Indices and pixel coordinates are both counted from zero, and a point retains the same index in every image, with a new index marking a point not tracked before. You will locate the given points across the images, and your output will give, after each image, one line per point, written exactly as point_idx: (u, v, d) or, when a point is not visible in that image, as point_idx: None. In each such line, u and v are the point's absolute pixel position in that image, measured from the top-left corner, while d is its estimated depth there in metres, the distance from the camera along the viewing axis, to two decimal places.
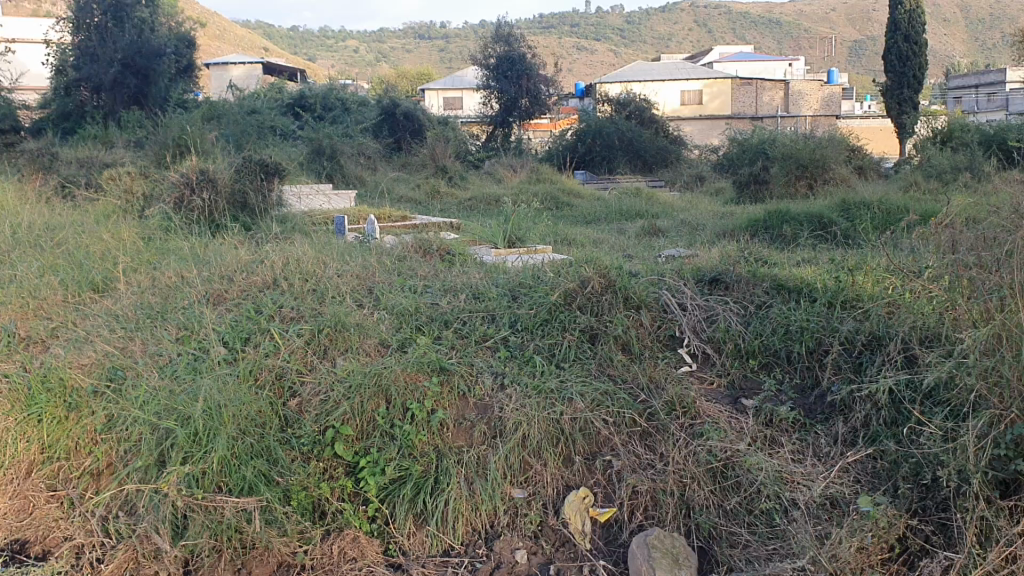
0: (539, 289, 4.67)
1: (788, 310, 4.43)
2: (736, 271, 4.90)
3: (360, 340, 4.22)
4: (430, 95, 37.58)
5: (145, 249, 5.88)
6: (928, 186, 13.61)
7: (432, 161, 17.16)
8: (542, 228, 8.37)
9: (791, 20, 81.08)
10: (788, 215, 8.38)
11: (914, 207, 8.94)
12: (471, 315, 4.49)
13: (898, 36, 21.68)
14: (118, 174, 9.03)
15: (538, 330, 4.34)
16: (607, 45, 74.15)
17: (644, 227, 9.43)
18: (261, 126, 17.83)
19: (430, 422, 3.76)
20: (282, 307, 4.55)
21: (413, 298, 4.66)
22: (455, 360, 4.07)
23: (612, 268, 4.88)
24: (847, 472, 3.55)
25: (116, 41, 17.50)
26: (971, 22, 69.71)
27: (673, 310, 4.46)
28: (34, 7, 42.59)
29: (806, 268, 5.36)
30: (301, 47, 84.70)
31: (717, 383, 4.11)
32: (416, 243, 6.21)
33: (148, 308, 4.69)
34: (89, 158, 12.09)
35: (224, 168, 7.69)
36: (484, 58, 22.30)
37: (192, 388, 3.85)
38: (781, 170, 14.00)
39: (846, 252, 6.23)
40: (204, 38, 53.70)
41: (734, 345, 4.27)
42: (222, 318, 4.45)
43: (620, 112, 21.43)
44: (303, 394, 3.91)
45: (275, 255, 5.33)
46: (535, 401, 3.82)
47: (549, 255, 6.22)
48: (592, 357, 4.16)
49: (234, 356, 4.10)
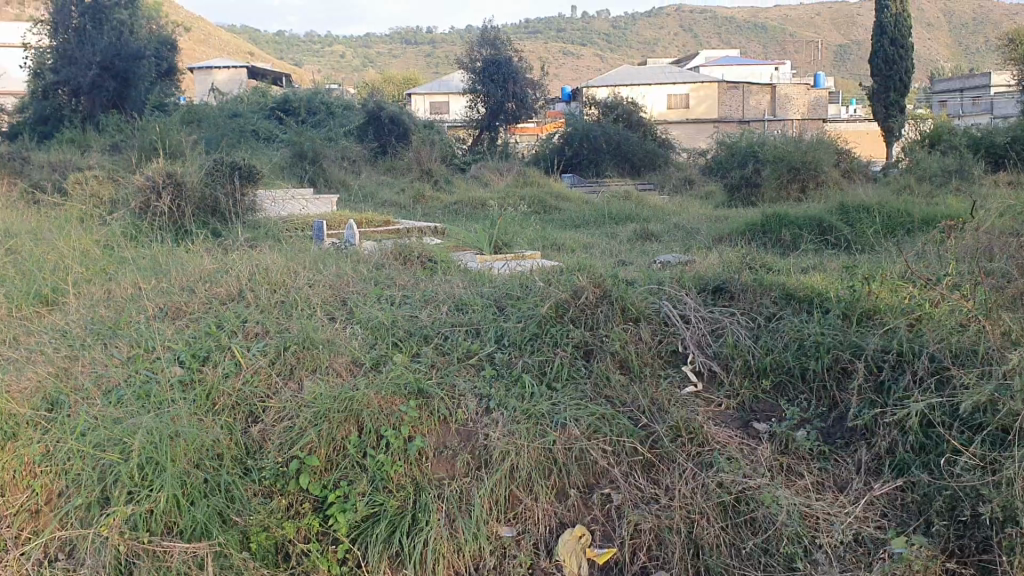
0: (527, 300, 4.27)
1: (800, 323, 4.05)
2: (741, 280, 4.51)
3: (331, 358, 3.80)
4: (417, 99, 37.24)
5: (103, 258, 5.46)
6: (920, 189, 13.31)
7: (417, 165, 16.76)
8: (529, 232, 7.99)
9: (776, 24, 81.00)
10: (786, 218, 8.01)
11: (914, 210, 8.60)
12: (454, 328, 4.08)
13: (884, 40, 21.41)
14: (83, 178, 8.58)
15: (528, 345, 3.93)
16: (593, 49, 73.97)
17: (636, 232, 9.05)
18: (243, 131, 17.38)
19: (407, 451, 3.36)
20: (246, 322, 4.12)
21: (389, 310, 4.25)
22: (436, 381, 3.66)
23: (607, 277, 4.48)
24: (876, 506, 3.17)
25: (94, 44, 16.96)
26: (956, 26, 69.87)
27: (674, 323, 4.05)
28: (18, 11, 41.84)
29: (815, 276, 4.99)
30: (288, 53, 84.06)
31: (725, 405, 3.71)
32: (396, 249, 5.80)
33: (100, 324, 4.25)
34: (61, 162, 11.62)
35: (194, 171, 7.28)
36: (470, 62, 21.91)
37: (139, 416, 3.42)
38: (773, 173, 13.66)
39: (853, 258, 5.87)
40: (189, 42, 53.18)
41: (744, 361, 3.87)
42: (180, 334, 4.02)
43: (607, 114, 21.08)
44: (267, 421, 3.49)
45: (242, 265, 4.91)
46: (525, 426, 3.42)
47: (537, 261, 5.83)
48: (587, 376, 3.75)
49: (189, 378, 3.67)
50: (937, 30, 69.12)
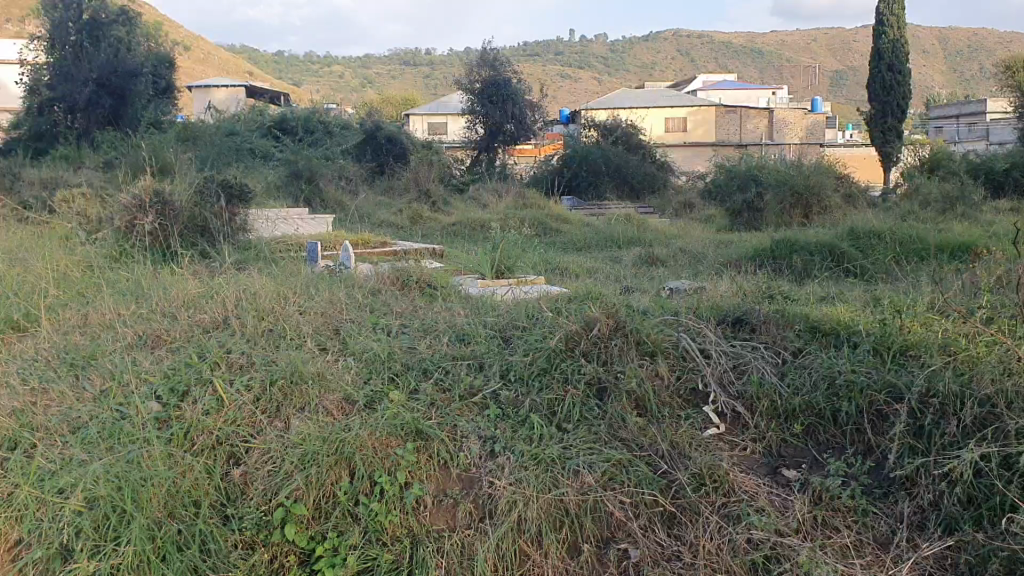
0: (536, 331, 3.95)
1: (829, 359, 3.75)
2: (762, 311, 4.21)
3: (322, 394, 3.49)
4: (414, 120, 37.00)
5: (82, 281, 5.14)
6: (924, 215, 13.04)
7: (415, 185, 16.48)
8: (531, 255, 7.69)
9: (773, 49, 81.26)
10: (797, 243, 7.69)
11: (926, 236, 8.31)
12: (455, 363, 3.76)
13: (882, 66, 21.30)
14: (71, 196, 8.27)
15: (535, 381, 3.61)
16: (590, 72, 73.93)
17: (640, 256, 8.75)
18: (239, 149, 17.10)
19: (404, 499, 3.05)
20: (229, 353, 3.80)
21: (386, 342, 3.94)
22: (435, 422, 3.34)
23: (620, 306, 4.17)
24: (923, 568, 2.86)
25: (91, 61, 16.70)
26: (950, 54, 70.11)
27: (694, 358, 3.73)
28: (19, 28, 41.51)
29: (838, 307, 4.70)
30: (287, 71, 83.99)
31: (751, 450, 3.40)
32: (392, 274, 5.49)
33: (73, 353, 3.93)
34: (52, 179, 11.30)
35: (182, 189, 6.98)
36: (469, 83, 21.65)
37: (107, 460, 3.08)
38: (775, 198, 13.39)
39: (869, 288, 5.60)
40: (186, 60, 53.09)
41: (771, 402, 3.56)
42: (159, 366, 3.70)
43: (607, 136, 20.82)
44: (248, 463, 3.17)
45: (228, 289, 4.61)
46: (533, 473, 3.11)
47: (543, 288, 5.55)
48: (601, 417, 3.42)
49: (166, 415, 3.36)
50: (932, 56, 69.29)
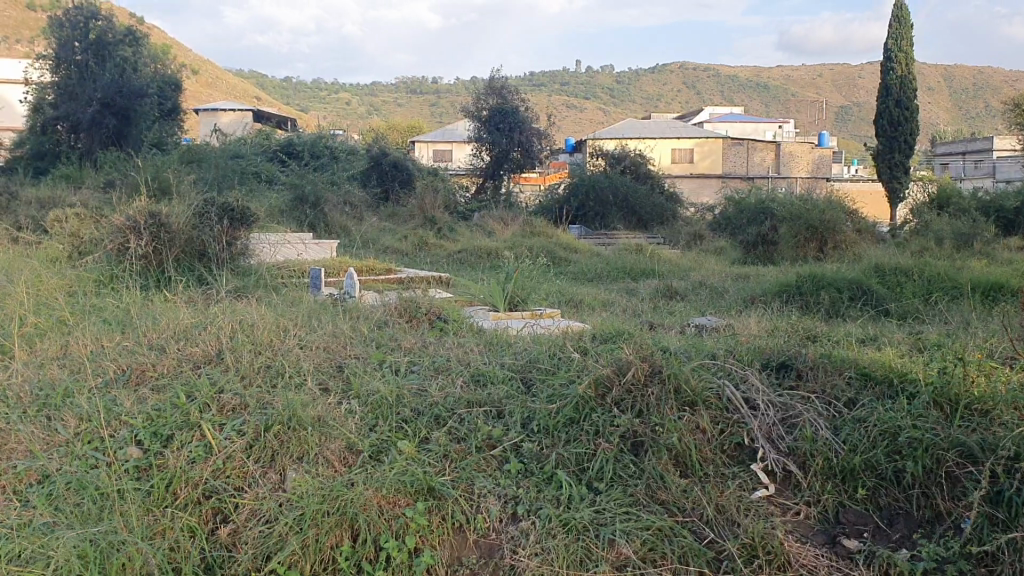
0: (562, 374, 3.56)
1: (888, 413, 3.35)
2: (809, 355, 3.82)
3: (322, 442, 3.08)
4: (420, 147, 36.82)
5: (64, 308, 4.76)
6: (940, 252, 12.66)
7: (420, 212, 16.14)
8: (545, 286, 7.32)
9: (778, 84, 81.18)
10: (823, 279, 7.29)
11: (954, 274, 7.92)
12: (471, 409, 3.38)
13: (890, 101, 21.03)
14: (64, 218, 7.92)
15: (562, 433, 3.22)
16: (597, 102, 73.83)
17: (657, 289, 8.36)
18: (243, 172, 16.78)
19: (413, 568, 2.66)
20: (221, 393, 3.40)
21: (394, 382, 3.55)
22: (449, 479, 2.94)
23: (654, 347, 3.78)
24: None
25: (97, 81, 16.44)
26: (956, 92, 69.93)
27: (738, 409, 3.35)
28: (29, 48, 41.48)
29: (887, 351, 4.30)
30: (295, 97, 83.96)
31: (805, 515, 3.02)
32: (401, 304, 5.11)
33: (47, 389, 3.54)
34: (51, 199, 10.95)
35: (180, 210, 6.60)
36: (476, 110, 21.34)
37: (67, 524, 2.70)
38: (790, 231, 12.98)
39: (908, 330, 5.21)
40: (194, 84, 53.10)
41: (826, 459, 3.18)
42: (141, 406, 3.30)
43: (614, 166, 20.51)
44: (237, 520, 2.79)
45: (224, 319, 4.24)
46: (561, 542, 2.71)
47: (561, 323, 5.19)
48: (638, 476, 3.03)
49: (146, 463, 2.98)
50: (937, 92, 69.35)
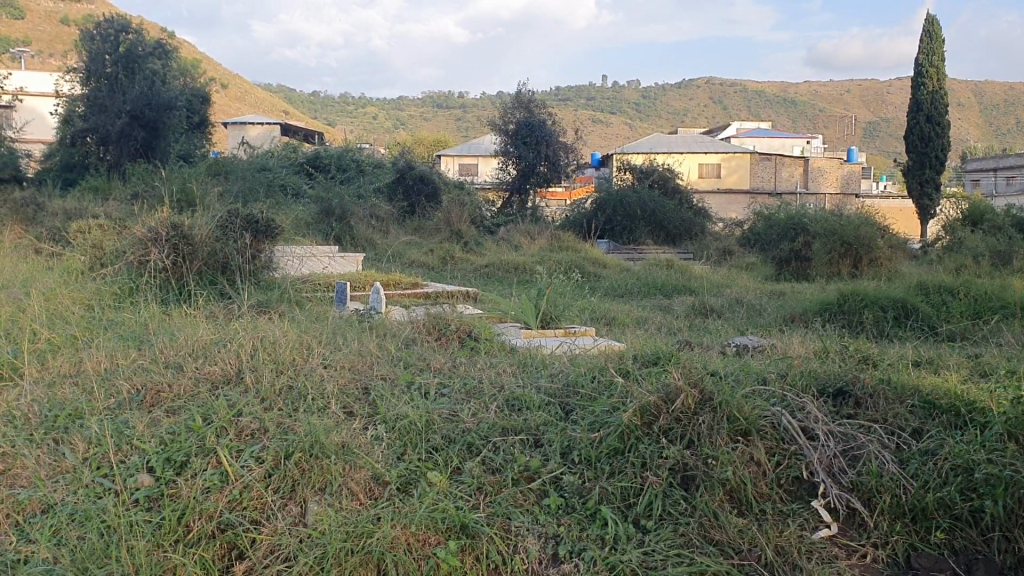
0: (604, 401, 3.31)
1: (960, 444, 3.07)
2: (868, 381, 3.54)
3: (346, 472, 2.86)
4: (446, 162, 36.71)
5: (80, 323, 4.57)
6: (978, 270, 12.27)
7: (446, 225, 15.92)
8: (577, 303, 7.07)
9: (805, 99, 80.52)
10: (866, 297, 6.99)
11: (1000, 292, 7.58)
12: (507, 438, 3.13)
13: (921, 116, 20.64)
14: (87, 229, 7.76)
15: (606, 465, 2.97)
16: (623, 117, 73.51)
17: (692, 306, 8.08)
18: (270, 184, 16.68)
19: None
20: (240, 417, 3.18)
21: (423, 407, 3.31)
22: (484, 514, 2.70)
23: (701, 371, 3.52)
24: None
25: (126, 93, 16.43)
26: (986, 107, 69.00)
27: (797, 440, 3.08)
28: (61, 63, 41.82)
29: (946, 376, 4.02)
30: (322, 112, 84.30)
31: (872, 558, 2.75)
32: (428, 320, 4.88)
33: (57, 410, 3.34)
34: (76, 211, 10.83)
35: (203, 222, 6.43)
36: (503, 123, 21.15)
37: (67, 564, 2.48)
38: (823, 246, 12.64)
39: (961, 353, 4.92)
40: (223, 99, 53.39)
41: (894, 497, 2.91)
42: (154, 430, 3.08)
43: (642, 180, 20.25)
44: (253, 556, 2.56)
45: (244, 336, 4.03)
46: None
47: (596, 341, 4.94)
48: (689, 513, 2.78)
49: (158, 493, 2.76)
50: (967, 108, 68.53)
